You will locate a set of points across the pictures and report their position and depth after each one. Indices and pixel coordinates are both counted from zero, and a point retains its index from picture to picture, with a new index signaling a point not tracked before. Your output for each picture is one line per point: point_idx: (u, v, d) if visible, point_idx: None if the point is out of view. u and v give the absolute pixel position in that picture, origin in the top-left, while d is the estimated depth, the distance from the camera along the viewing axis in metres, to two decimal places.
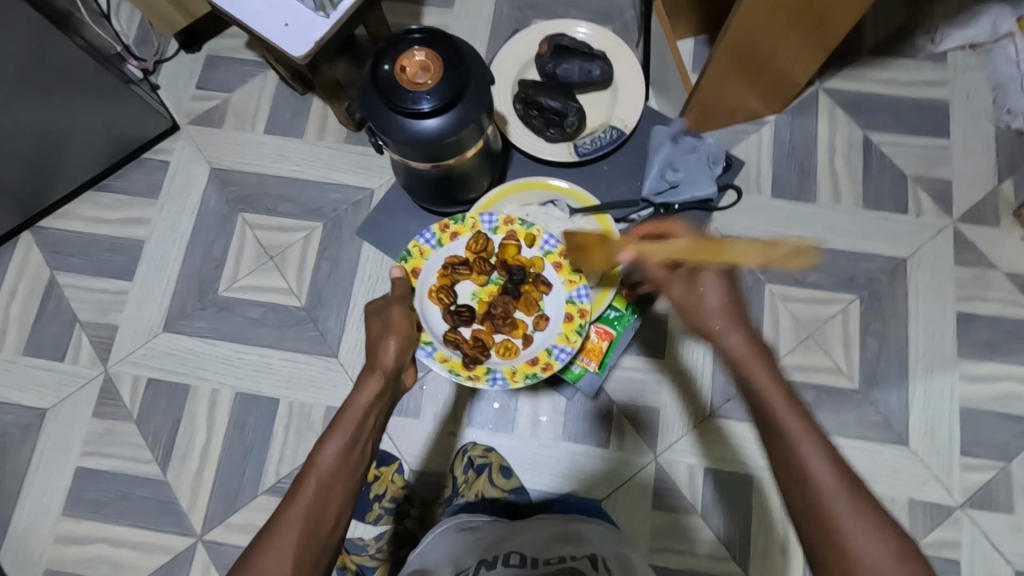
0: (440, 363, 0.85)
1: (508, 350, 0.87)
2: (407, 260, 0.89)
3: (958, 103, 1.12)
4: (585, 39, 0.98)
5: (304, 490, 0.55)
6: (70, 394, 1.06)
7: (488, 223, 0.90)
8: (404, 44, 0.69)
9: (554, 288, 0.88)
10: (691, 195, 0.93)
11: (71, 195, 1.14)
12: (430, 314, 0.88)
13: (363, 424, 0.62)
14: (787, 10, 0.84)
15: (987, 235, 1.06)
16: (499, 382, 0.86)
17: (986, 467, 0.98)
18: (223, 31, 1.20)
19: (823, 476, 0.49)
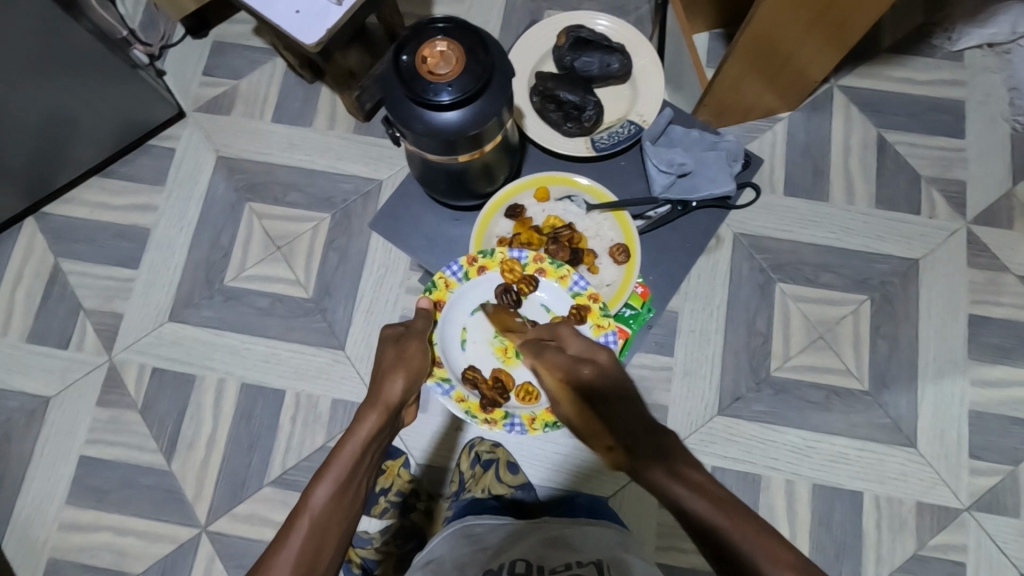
0: (456, 403, 0.84)
1: (528, 395, 0.85)
2: (431, 292, 0.86)
3: (974, 104, 1.11)
4: (605, 32, 0.96)
5: (297, 530, 0.55)
6: (75, 381, 1.05)
7: (519, 257, 0.85)
8: (426, 33, 0.67)
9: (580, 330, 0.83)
10: (709, 192, 0.92)
11: (76, 180, 1.13)
12: (449, 349, 0.85)
13: (360, 463, 0.63)
14: (808, 7, 0.82)
15: (1001, 238, 1.05)
16: (517, 429, 0.83)
17: (994, 471, 0.98)
18: (231, 17, 1.18)
19: (739, 543, 0.50)
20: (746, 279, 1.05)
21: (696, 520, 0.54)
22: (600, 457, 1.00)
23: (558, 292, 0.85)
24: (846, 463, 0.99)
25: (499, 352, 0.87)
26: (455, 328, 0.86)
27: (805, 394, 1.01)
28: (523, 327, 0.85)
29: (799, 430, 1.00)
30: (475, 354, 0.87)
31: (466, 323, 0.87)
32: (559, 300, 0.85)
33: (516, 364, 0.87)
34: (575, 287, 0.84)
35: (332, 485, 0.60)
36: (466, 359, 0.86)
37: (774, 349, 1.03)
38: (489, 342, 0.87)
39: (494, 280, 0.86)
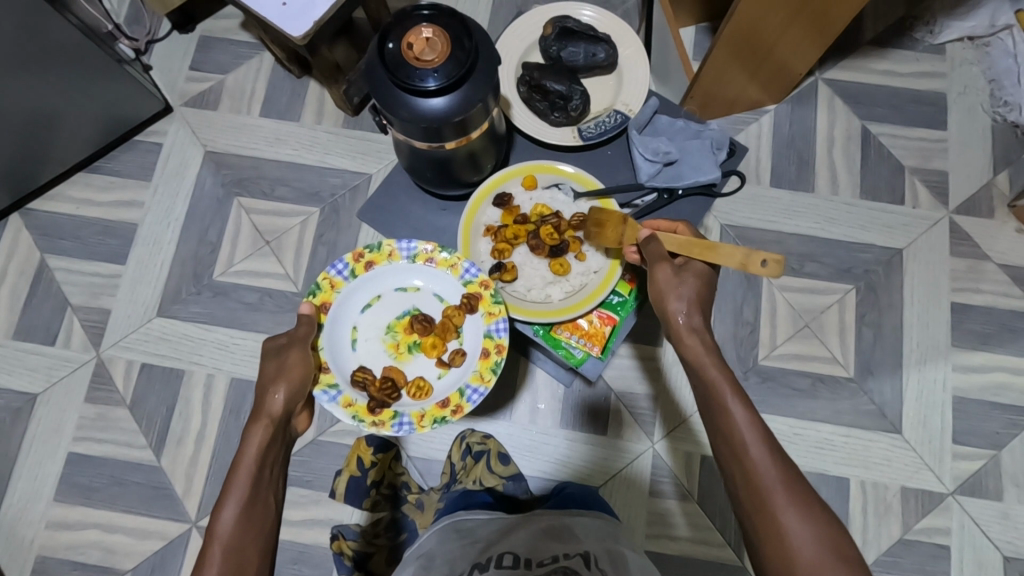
0: (342, 408, 0.80)
1: (419, 390, 0.83)
2: (316, 295, 0.83)
3: (955, 96, 1.13)
4: (591, 22, 0.97)
5: (211, 562, 0.57)
6: (61, 378, 1.04)
7: (405, 250, 0.85)
8: (411, 21, 0.67)
9: (474, 318, 0.85)
10: (695, 180, 0.92)
11: (61, 176, 1.12)
12: (338, 351, 0.83)
13: (262, 476, 0.62)
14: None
15: (982, 227, 1.07)
16: (406, 428, 0.81)
17: (976, 456, 0.99)
18: (217, 12, 1.18)
19: (759, 458, 0.57)
20: (732, 269, 1.06)
21: (708, 388, 0.63)
22: (594, 448, 1.01)
23: (449, 282, 0.86)
24: (833, 449, 1.00)
25: (392, 348, 0.86)
26: (344, 328, 0.85)
27: (791, 382, 1.02)
28: (415, 320, 0.86)
29: (786, 418, 1.01)
30: (366, 353, 0.86)
31: (356, 321, 0.86)
32: (452, 290, 0.86)
33: (408, 359, 0.86)
34: (467, 276, 0.85)
35: (238, 507, 0.60)
36: (355, 358, 0.85)
37: (761, 338, 1.04)
38: (380, 339, 0.86)
39: (384, 274, 0.86)
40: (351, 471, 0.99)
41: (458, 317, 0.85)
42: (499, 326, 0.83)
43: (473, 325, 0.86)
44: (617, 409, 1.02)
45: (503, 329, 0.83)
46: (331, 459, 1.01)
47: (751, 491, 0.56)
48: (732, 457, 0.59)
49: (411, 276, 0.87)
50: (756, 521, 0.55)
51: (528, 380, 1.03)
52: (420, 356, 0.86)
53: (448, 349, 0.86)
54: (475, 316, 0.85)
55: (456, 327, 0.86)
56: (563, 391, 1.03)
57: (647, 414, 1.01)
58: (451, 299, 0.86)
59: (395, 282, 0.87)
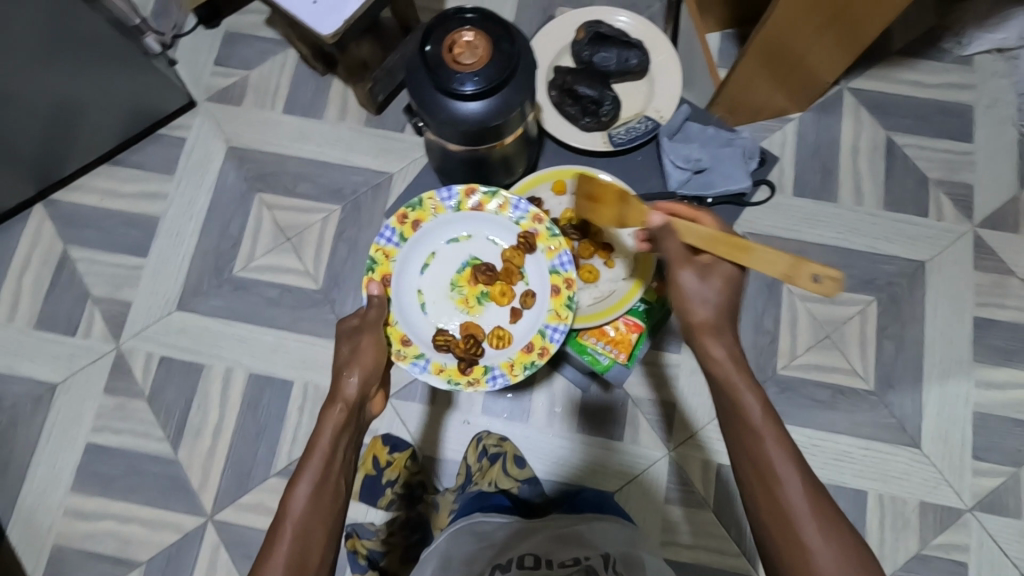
0: (435, 375, 0.82)
1: (501, 340, 0.84)
2: (375, 269, 0.83)
3: (983, 108, 1.12)
4: (625, 28, 0.97)
5: (281, 543, 0.58)
6: (81, 368, 1.05)
7: (448, 198, 0.84)
8: (453, 23, 0.67)
9: (535, 257, 0.85)
10: (726, 188, 0.90)
11: (86, 167, 1.13)
12: (411, 319, 0.84)
13: (334, 461, 0.63)
14: (821, 7, 0.82)
15: (1007, 242, 1.06)
16: (500, 381, 0.82)
17: (996, 472, 0.98)
18: (244, 7, 1.18)
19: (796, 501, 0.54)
20: (753, 278, 1.06)
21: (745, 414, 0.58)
22: (610, 452, 1.00)
23: (501, 224, 0.86)
24: (851, 462, 0.99)
25: (463, 303, 0.86)
26: (410, 293, 0.85)
27: (811, 393, 1.02)
28: (477, 270, 0.86)
29: (804, 429, 1.01)
30: (437, 313, 0.86)
31: (420, 285, 0.86)
32: (505, 232, 0.86)
33: (480, 311, 0.86)
34: (517, 214, 0.84)
35: (308, 489, 0.61)
36: (430, 322, 0.85)
37: (781, 348, 1.03)
38: (447, 297, 0.86)
39: (431, 230, 0.85)
40: (366, 469, 1.00)
41: (518, 257, 0.85)
42: (564, 259, 0.84)
43: (535, 265, 0.85)
44: (633, 413, 1.01)
45: (568, 262, 0.83)
46: None
47: (775, 514, 0.55)
48: (756, 477, 0.56)
49: (458, 225, 0.86)
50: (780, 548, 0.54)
51: (546, 380, 1.03)
52: (491, 305, 0.86)
53: (517, 293, 0.86)
54: (535, 255, 0.85)
55: (519, 271, 0.86)
56: (580, 395, 1.02)
57: (666, 421, 1.01)
58: (507, 240, 0.86)
59: (447, 236, 0.86)
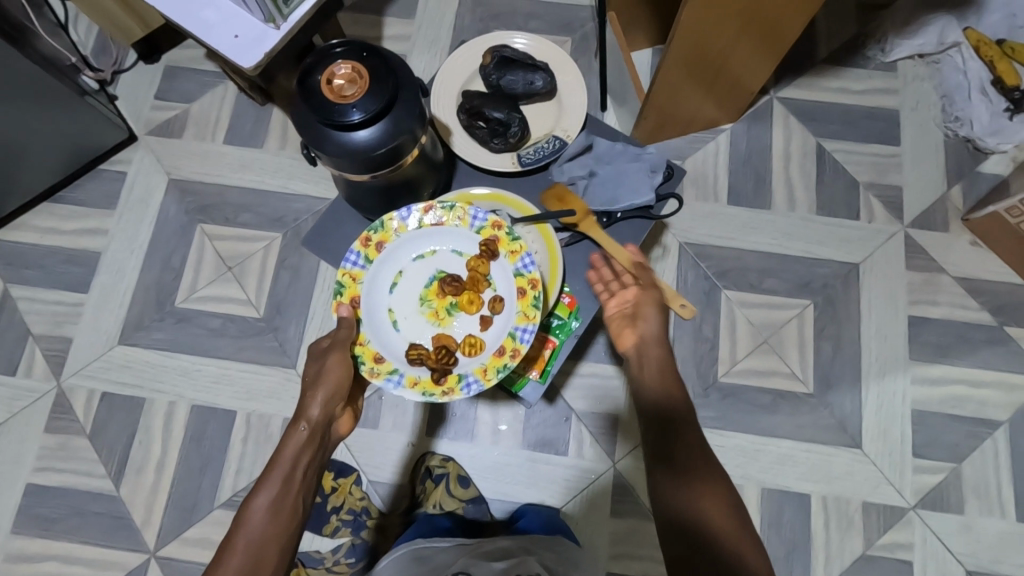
0: (411, 389, 0.77)
1: (473, 346, 0.79)
2: (342, 292, 0.80)
3: (907, 111, 1.15)
4: (525, 50, 0.99)
5: (233, 554, 0.59)
6: (22, 409, 1.04)
7: (404, 216, 0.82)
8: (331, 59, 0.69)
9: (498, 262, 0.81)
10: (630, 203, 0.88)
11: (26, 206, 1.13)
12: (382, 335, 0.80)
13: (293, 477, 0.64)
14: (737, 10, 0.83)
15: (936, 240, 1.09)
16: (474, 386, 0.77)
17: (937, 469, 0.99)
18: (184, 42, 1.20)
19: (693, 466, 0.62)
20: (692, 287, 1.07)
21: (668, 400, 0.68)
22: (556, 467, 1.00)
23: (463, 234, 0.83)
24: (795, 465, 1.00)
25: (433, 317, 0.82)
26: (380, 311, 0.81)
27: (752, 398, 1.03)
28: (444, 282, 0.81)
29: (747, 434, 1.02)
30: (411, 330, 0.81)
31: (390, 303, 0.82)
32: (468, 242, 0.83)
33: (451, 322, 0.82)
34: (476, 223, 0.82)
35: (265, 504, 0.62)
36: (403, 341, 0.80)
37: (721, 355, 1.04)
38: (418, 313, 0.82)
39: (397, 249, 0.82)
40: None
41: (483, 263, 0.81)
42: (526, 261, 0.80)
43: (501, 269, 0.82)
44: (578, 427, 1.02)
45: (531, 263, 0.80)
46: None
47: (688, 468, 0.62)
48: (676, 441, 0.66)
49: (423, 241, 0.83)
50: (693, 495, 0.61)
51: (490, 398, 1.03)
52: (461, 316, 0.82)
53: (484, 300, 0.81)
54: (498, 260, 0.81)
55: (485, 278, 0.82)
56: (525, 411, 1.03)
57: (612, 432, 1.01)
58: (472, 249, 0.82)
59: (411, 253, 0.83)
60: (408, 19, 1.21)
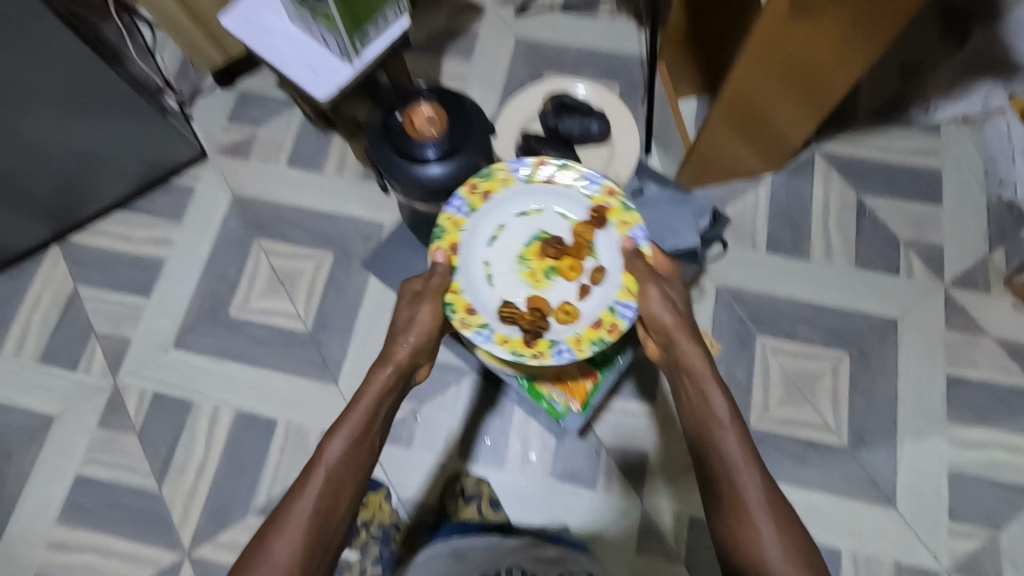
0: (500, 345, 0.81)
1: (569, 314, 0.83)
2: (442, 236, 0.84)
3: (950, 172, 1.16)
4: (585, 97, 1.04)
5: (310, 488, 0.62)
6: (78, 402, 1.10)
7: (518, 170, 0.86)
8: (415, 100, 0.86)
9: (606, 230, 0.85)
10: (675, 245, 0.94)
11: (101, 213, 1.21)
12: (476, 288, 0.83)
13: (370, 425, 0.68)
14: (781, 69, 0.86)
15: (977, 301, 1.08)
16: (566, 355, 0.80)
17: (973, 534, 0.97)
18: (257, 70, 1.29)
19: (747, 485, 0.62)
20: (726, 330, 1.09)
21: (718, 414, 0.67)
22: (584, 501, 1.01)
23: (570, 198, 0.86)
24: (825, 519, 0.99)
25: (530, 278, 0.85)
26: (477, 264, 0.84)
27: (782, 447, 1.03)
28: (546, 244, 0.85)
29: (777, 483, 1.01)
30: (504, 286, 0.85)
31: (487, 257, 0.85)
32: (577, 208, 0.86)
33: (548, 285, 0.85)
34: (588, 189, 0.86)
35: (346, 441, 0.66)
36: (497, 295, 0.84)
37: (754, 401, 1.05)
38: (515, 270, 0.85)
39: (501, 203, 0.86)
40: None
41: (587, 230, 0.85)
42: (636, 234, 0.84)
43: (606, 239, 0.85)
44: (607, 462, 1.03)
45: (642, 236, 0.83)
46: None
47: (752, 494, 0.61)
48: (722, 469, 0.64)
49: (529, 199, 0.87)
50: (742, 539, 0.59)
51: (522, 426, 1.05)
52: (559, 281, 0.85)
53: (586, 268, 0.84)
54: (606, 229, 0.85)
55: (588, 246, 0.85)
56: (555, 442, 1.04)
57: (641, 469, 1.02)
58: (579, 215, 0.86)
59: (517, 209, 0.86)
60: (466, 59, 1.29)
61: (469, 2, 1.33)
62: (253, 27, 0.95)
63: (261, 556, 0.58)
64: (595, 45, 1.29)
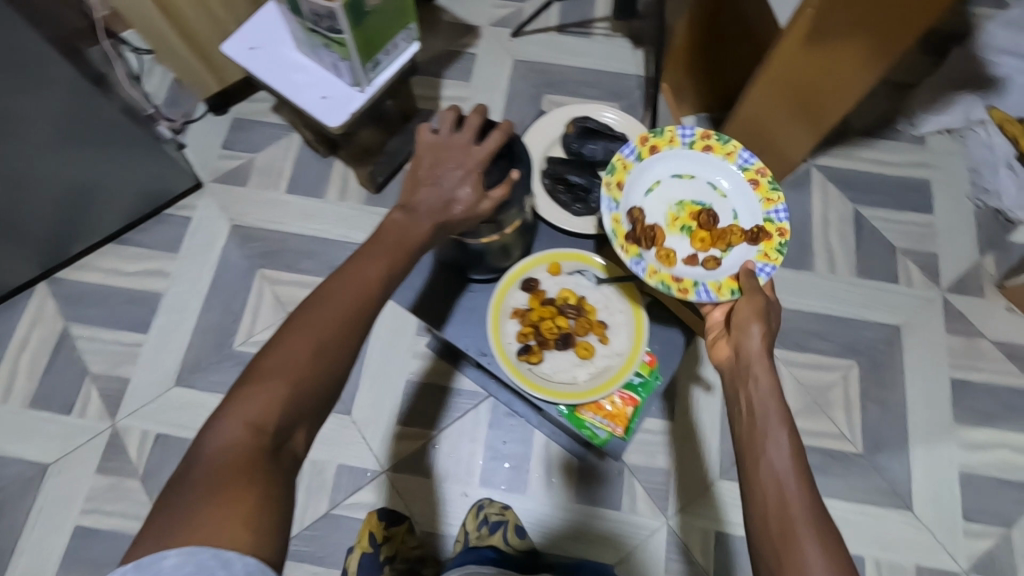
0: (608, 218, 0.77)
1: (667, 257, 0.78)
2: (655, 135, 0.82)
3: (939, 183, 1.21)
4: (611, 123, 1.03)
5: (342, 278, 0.53)
6: (75, 448, 1.04)
7: (745, 159, 0.80)
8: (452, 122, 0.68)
9: (749, 249, 0.78)
10: None
11: (92, 247, 1.16)
12: (633, 182, 0.81)
13: (402, 244, 0.57)
14: (791, 90, 0.90)
15: (973, 306, 1.13)
16: (639, 268, 0.76)
17: (989, 534, 1.00)
18: (252, 96, 1.26)
19: (794, 499, 0.50)
20: None
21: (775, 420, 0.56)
22: (609, 522, 1.00)
23: (750, 205, 0.80)
24: (846, 527, 1.01)
25: (668, 216, 0.82)
26: (650, 173, 0.82)
27: None
28: (704, 212, 0.80)
29: None
30: (649, 206, 0.82)
31: (661, 178, 0.82)
32: (749, 215, 0.80)
33: (674, 233, 0.81)
34: (773, 213, 0.78)
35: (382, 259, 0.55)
36: (642, 205, 0.81)
37: None
38: (666, 205, 0.82)
39: (711, 163, 0.82)
40: (363, 547, 0.95)
41: (740, 236, 0.78)
42: (764, 269, 0.75)
43: (742, 254, 0.78)
44: (630, 482, 1.02)
45: (767, 274, 0.75)
46: (344, 535, 1.00)
47: (786, 511, 0.50)
48: (771, 485, 0.52)
49: (725, 179, 0.82)
50: (775, 559, 0.48)
51: (545, 449, 1.04)
52: (683, 240, 0.81)
53: (710, 252, 0.79)
54: (750, 247, 0.77)
55: (727, 245, 0.79)
56: (578, 464, 1.03)
57: (664, 487, 1.02)
58: (746, 223, 0.79)
59: (711, 175, 0.82)
60: (465, 82, 1.29)
61: (465, 25, 1.33)
62: (261, 58, 0.94)
63: (252, 393, 0.46)
64: (593, 66, 1.30)
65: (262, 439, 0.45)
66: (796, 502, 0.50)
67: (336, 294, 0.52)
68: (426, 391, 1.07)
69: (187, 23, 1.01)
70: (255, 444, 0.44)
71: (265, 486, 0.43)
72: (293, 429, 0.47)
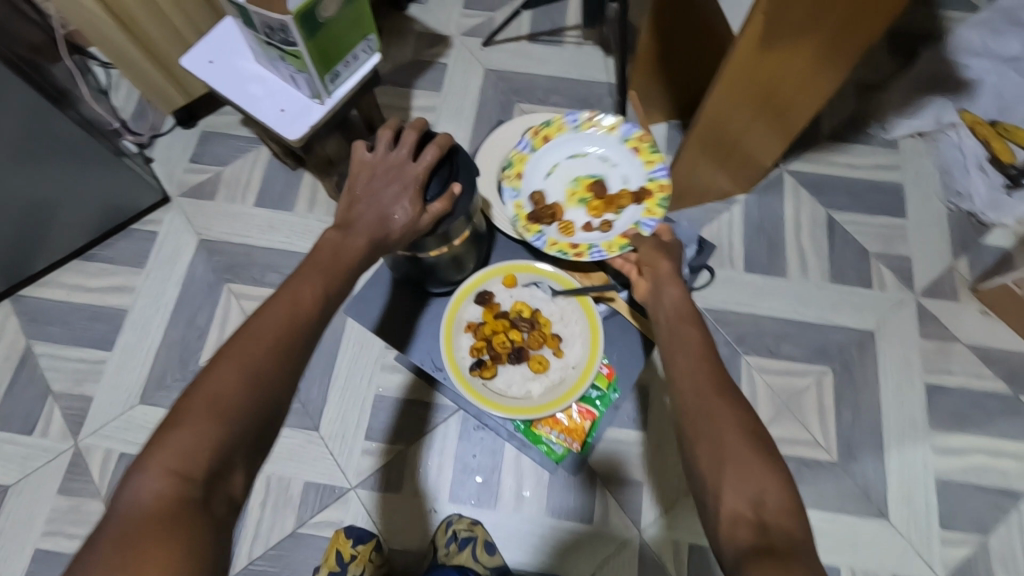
0: (512, 206, 0.92)
1: (567, 229, 0.92)
2: (545, 126, 0.95)
3: (911, 185, 1.20)
4: None
5: (273, 306, 0.53)
6: (36, 469, 1.02)
7: (625, 132, 0.95)
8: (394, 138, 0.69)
9: (637, 208, 0.92)
10: None
11: (56, 263, 1.14)
12: (535, 170, 0.95)
13: (336, 266, 0.57)
14: (751, 93, 0.87)
15: (947, 309, 1.12)
16: (539, 243, 0.89)
17: (965, 541, 0.99)
18: (219, 108, 1.25)
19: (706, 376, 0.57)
20: None
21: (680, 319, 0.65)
22: (581, 535, 0.99)
23: (639, 171, 0.94)
24: (820, 536, 0.99)
25: (568, 193, 0.96)
26: (548, 159, 0.96)
27: None
28: (598, 183, 0.95)
29: None
30: (552, 186, 0.96)
31: (559, 161, 0.97)
32: (639, 179, 0.94)
33: (574, 207, 0.95)
34: (656, 175, 0.93)
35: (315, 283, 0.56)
36: (543, 186, 0.95)
37: None
38: (566, 182, 0.96)
39: (594, 139, 0.96)
40: (330, 566, 0.92)
41: (629, 199, 0.93)
42: (648, 224, 0.90)
43: (632, 214, 0.92)
44: (602, 493, 1.01)
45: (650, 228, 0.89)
46: (310, 553, 0.98)
47: (700, 385, 0.57)
48: (686, 371, 0.59)
49: (612, 150, 0.96)
50: (694, 427, 0.55)
51: (515, 463, 1.02)
52: (583, 211, 0.95)
53: (606, 217, 0.94)
54: (638, 208, 0.92)
55: (620, 207, 0.93)
56: (548, 477, 1.02)
57: (637, 498, 1.00)
58: (635, 187, 0.94)
59: (597, 149, 0.96)
60: (434, 91, 1.28)
61: (435, 35, 1.32)
62: (219, 70, 0.93)
63: (177, 438, 0.45)
64: (563, 74, 1.30)
65: (188, 487, 0.44)
66: (708, 378, 0.57)
67: (265, 324, 0.52)
68: (394, 405, 1.05)
69: (146, 36, 1.00)
70: (180, 492, 0.43)
71: (190, 536, 0.41)
72: (224, 471, 0.46)
